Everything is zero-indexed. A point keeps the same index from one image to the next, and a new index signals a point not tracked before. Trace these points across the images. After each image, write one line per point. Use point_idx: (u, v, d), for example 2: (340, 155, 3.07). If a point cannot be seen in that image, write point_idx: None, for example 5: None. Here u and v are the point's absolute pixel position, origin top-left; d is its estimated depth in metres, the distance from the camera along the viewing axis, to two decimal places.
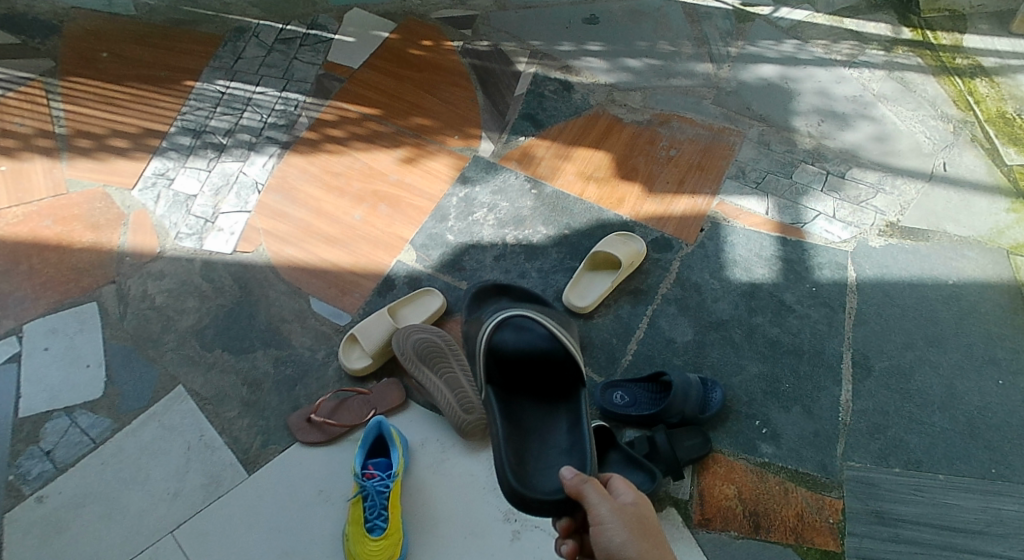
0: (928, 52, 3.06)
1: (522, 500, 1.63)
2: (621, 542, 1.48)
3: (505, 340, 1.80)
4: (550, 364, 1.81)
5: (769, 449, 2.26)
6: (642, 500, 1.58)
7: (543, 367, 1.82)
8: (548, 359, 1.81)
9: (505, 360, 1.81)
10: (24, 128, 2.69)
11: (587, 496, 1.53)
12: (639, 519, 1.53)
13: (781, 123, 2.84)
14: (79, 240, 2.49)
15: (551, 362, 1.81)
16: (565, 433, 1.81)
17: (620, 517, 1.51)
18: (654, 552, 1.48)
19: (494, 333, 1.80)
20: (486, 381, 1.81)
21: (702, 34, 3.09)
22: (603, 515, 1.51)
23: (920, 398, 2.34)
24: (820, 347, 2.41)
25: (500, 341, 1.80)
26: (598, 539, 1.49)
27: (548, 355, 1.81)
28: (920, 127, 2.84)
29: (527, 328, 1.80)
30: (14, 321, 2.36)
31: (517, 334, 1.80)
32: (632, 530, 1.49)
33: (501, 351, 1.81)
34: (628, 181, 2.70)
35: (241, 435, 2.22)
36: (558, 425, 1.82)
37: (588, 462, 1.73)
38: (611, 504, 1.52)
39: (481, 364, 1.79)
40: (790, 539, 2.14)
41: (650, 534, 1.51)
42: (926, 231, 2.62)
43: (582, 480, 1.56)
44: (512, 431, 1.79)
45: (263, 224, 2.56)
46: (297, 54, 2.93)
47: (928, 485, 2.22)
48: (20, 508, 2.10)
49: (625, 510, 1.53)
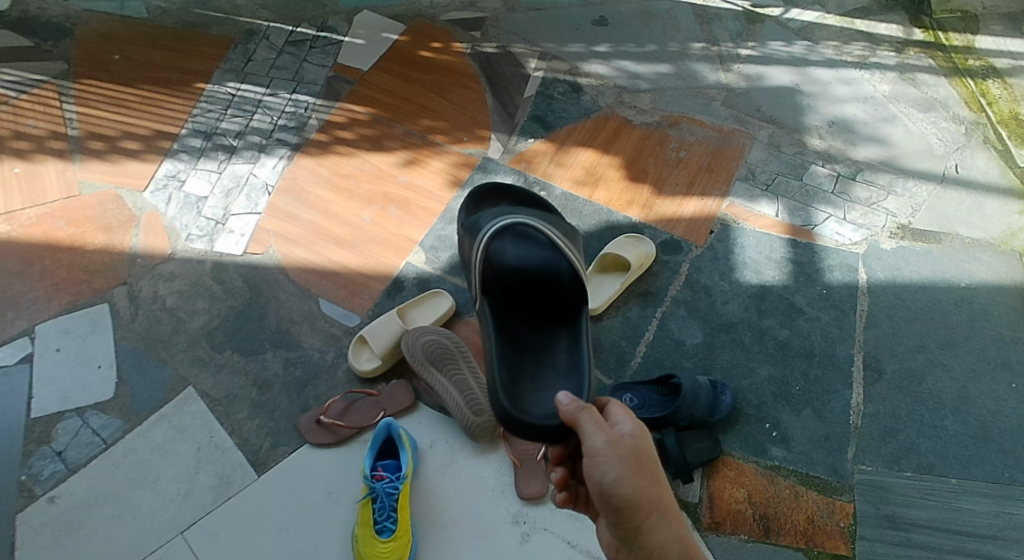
0: (940, 53, 3.04)
1: (513, 423, 1.57)
2: (616, 478, 1.46)
3: (504, 249, 1.71)
4: (549, 278, 1.71)
5: (779, 453, 2.25)
6: (639, 429, 1.55)
7: (543, 283, 1.72)
8: (548, 273, 1.71)
9: (503, 271, 1.72)
10: (37, 130, 2.71)
11: (584, 427, 1.49)
12: (635, 453, 1.50)
13: (791, 125, 2.83)
14: (91, 241, 2.51)
15: (551, 276, 1.71)
16: (564, 352, 1.72)
17: (616, 450, 1.48)
18: (649, 490, 1.48)
19: (493, 241, 1.70)
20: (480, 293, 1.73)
21: (712, 36, 3.09)
22: (597, 447, 1.48)
23: (932, 401, 2.33)
24: (831, 350, 2.40)
25: (498, 250, 1.71)
26: (593, 472, 1.48)
27: (548, 268, 1.70)
28: (931, 129, 2.83)
29: (528, 239, 1.69)
30: (27, 322, 2.38)
31: (516, 243, 1.70)
32: (628, 466, 1.47)
33: (499, 261, 1.71)
34: (637, 183, 2.70)
35: (251, 436, 2.23)
36: (555, 343, 1.73)
37: (584, 384, 1.64)
38: (607, 436, 1.48)
39: (477, 274, 1.71)
40: (801, 543, 2.13)
41: (645, 468, 1.50)
42: (938, 233, 2.60)
43: (580, 408, 1.51)
44: (507, 348, 1.71)
45: (273, 225, 2.57)
46: (307, 56, 2.94)
47: (940, 490, 2.21)
48: (33, 508, 2.11)
49: (621, 442, 1.50)
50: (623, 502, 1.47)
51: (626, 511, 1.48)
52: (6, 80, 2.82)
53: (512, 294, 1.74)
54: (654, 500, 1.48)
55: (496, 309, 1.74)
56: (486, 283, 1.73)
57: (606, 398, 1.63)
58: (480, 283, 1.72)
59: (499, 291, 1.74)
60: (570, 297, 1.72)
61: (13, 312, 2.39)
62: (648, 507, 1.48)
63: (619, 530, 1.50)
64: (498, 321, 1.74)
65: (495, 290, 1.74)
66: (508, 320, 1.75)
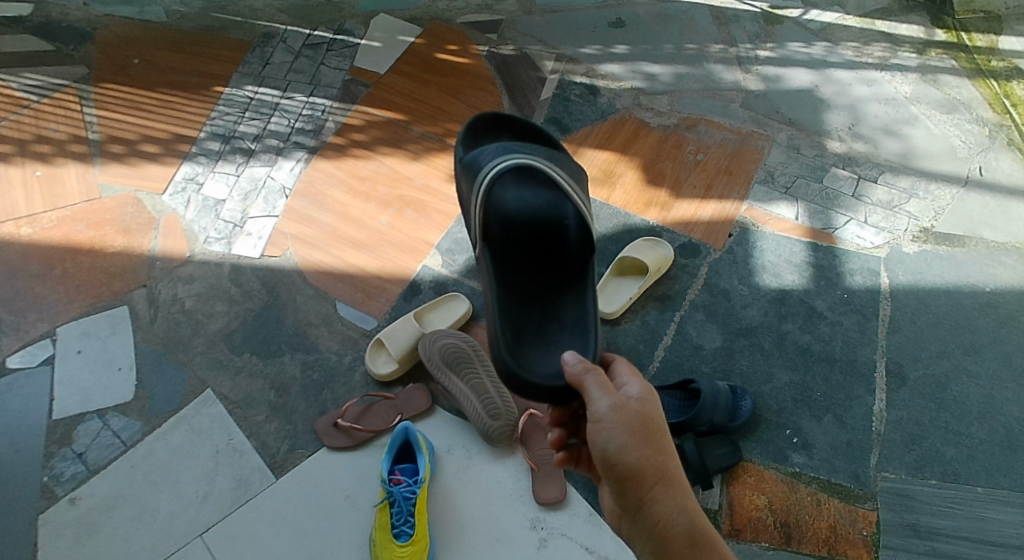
0: (962, 54, 3.00)
1: (517, 382, 1.60)
2: (620, 446, 1.46)
3: (506, 194, 1.71)
4: (554, 223, 1.71)
5: (800, 459, 2.21)
6: (647, 393, 1.53)
7: (546, 228, 1.72)
8: (553, 220, 1.71)
9: (507, 217, 1.71)
10: (58, 134, 2.74)
11: (588, 390, 1.49)
12: (641, 419, 1.48)
13: (811, 127, 2.80)
14: (112, 244, 2.53)
15: (554, 221, 1.71)
16: (570, 305, 1.72)
17: (621, 416, 1.47)
18: (653, 458, 1.46)
19: (495, 184, 1.70)
20: (482, 239, 1.72)
21: (731, 37, 3.07)
22: (601, 412, 1.47)
23: (957, 408, 2.28)
24: (852, 355, 2.36)
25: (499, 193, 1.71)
26: (596, 437, 1.47)
27: (553, 214, 1.71)
28: (954, 131, 2.79)
29: (531, 184, 1.70)
30: (48, 324, 2.39)
31: (519, 187, 1.70)
32: (632, 433, 1.46)
33: (500, 205, 1.71)
34: (655, 185, 2.68)
35: (269, 438, 2.23)
36: (560, 295, 1.74)
37: (591, 342, 1.65)
38: (612, 400, 1.47)
39: (478, 220, 1.70)
40: (823, 551, 2.10)
41: (651, 436, 1.48)
42: (962, 237, 2.55)
43: (585, 369, 1.51)
44: (511, 300, 1.73)
45: (291, 228, 2.58)
46: (324, 59, 2.96)
47: (965, 499, 2.17)
48: (54, 509, 2.12)
49: (627, 407, 1.48)
50: (627, 470, 1.45)
51: (629, 480, 1.46)
52: (28, 84, 2.85)
53: (514, 241, 1.74)
54: (658, 469, 1.46)
55: (496, 255, 1.75)
56: (488, 230, 1.72)
57: (613, 355, 1.63)
58: (482, 229, 1.71)
59: (501, 237, 1.73)
60: (574, 244, 1.72)
61: (34, 314, 2.41)
62: (651, 478, 1.45)
63: (621, 499, 1.48)
64: (501, 270, 1.75)
65: (497, 236, 1.73)
66: (511, 269, 1.75)
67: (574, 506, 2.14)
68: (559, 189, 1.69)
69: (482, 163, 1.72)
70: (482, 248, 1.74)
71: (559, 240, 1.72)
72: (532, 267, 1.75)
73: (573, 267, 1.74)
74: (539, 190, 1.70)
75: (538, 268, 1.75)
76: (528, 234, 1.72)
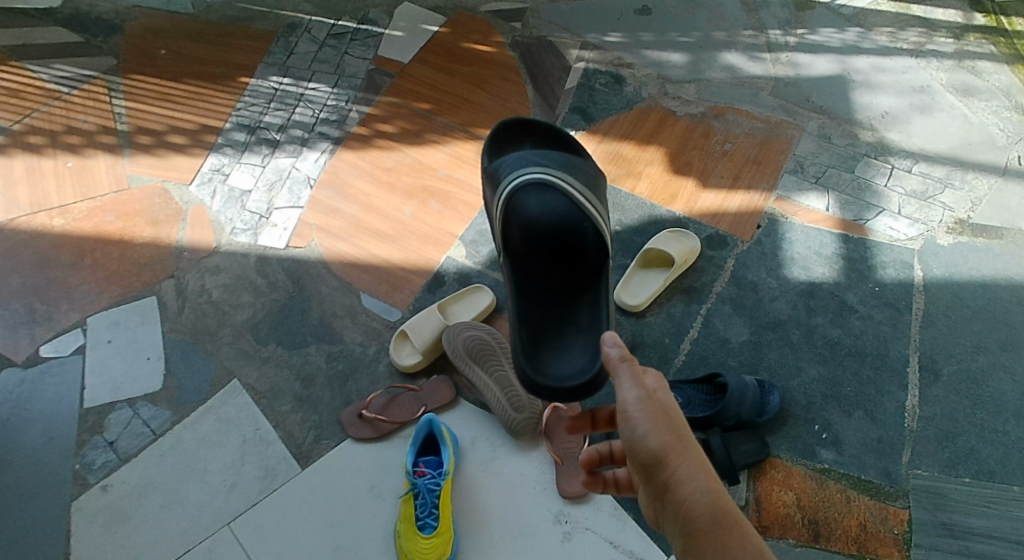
0: (1002, 39, 2.91)
1: (533, 387, 1.61)
2: (644, 432, 1.43)
3: (527, 202, 1.68)
4: (572, 229, 1.69)
5: (829, 455, 2.17)
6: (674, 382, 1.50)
7: (565, 234, 1.69)
8: (571, 226, 1.69)
9: (527, 226, 1.69)
10: (88, 125, 2.78)
11: (618, 380, 1.48)
12: (666, 408, 1.45)
13: (842, 115, 2.74)
14: (141, 235, 2.56)
15: (572, 227, 1.69)
16: (586, 307, 1.72)
17: (647, 405, 1.45)
18: (677, 444, 1.42)
19: (515, 192, 1.68)
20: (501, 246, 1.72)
21: (760, 24, 3.01)
22: (627, 401, 1.46)
23: (993, 404, 2.22)
24: (884, 350, 2.31)
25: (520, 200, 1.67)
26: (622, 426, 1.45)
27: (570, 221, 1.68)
28: (993, 119, 2.71)
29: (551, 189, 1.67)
30: (79, 314, 2.42)
31: (539, 193, 1.67)
32: (657, 420, 1.43)
33: (521, 212, 1.68)
34: (681, 175, 2.64)
35: (295, 429, 2.24)
36: (578, 298, 1.73)
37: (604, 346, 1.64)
38: (638, 391, 1.46)
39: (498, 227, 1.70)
40: (852, 549, 2.05)
41: (676, 423, 1.45)
42: (999, 229, 2.49)
43: (619, 358, 1.49)
44: (528, 304, 1.73)
45: (316, 219, 2.59)
46: (348, 49, 2.97)
47: (1001, 498, 2.11)
48: (86, 497, 2.14)
49: (653, 397, 1.46)
50: (649, 456, 1.42)
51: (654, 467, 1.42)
52: (58, 76, 2.89)
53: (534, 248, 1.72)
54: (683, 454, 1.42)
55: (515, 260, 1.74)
56: (508, 238, 1.71)
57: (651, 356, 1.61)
58: (502, 236, 1.70)
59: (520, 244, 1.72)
60: (591, 249, 1.70)
61: (66, 304, 2.44)
62: (677, 463, 1.41)
63: (649, 486, 1.44)
64: (521, 274, 1.75)
65: (516, 245, 1.72)
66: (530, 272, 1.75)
67: (599, 500, 2.13)
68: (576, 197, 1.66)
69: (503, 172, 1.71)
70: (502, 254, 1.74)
71: (576, 245, 1.70)
72: (550, 270, 1.73)
73: (591, 271, 1.73)
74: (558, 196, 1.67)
75: (556, 270, 1.73)
76: (547, 240, 1.70)
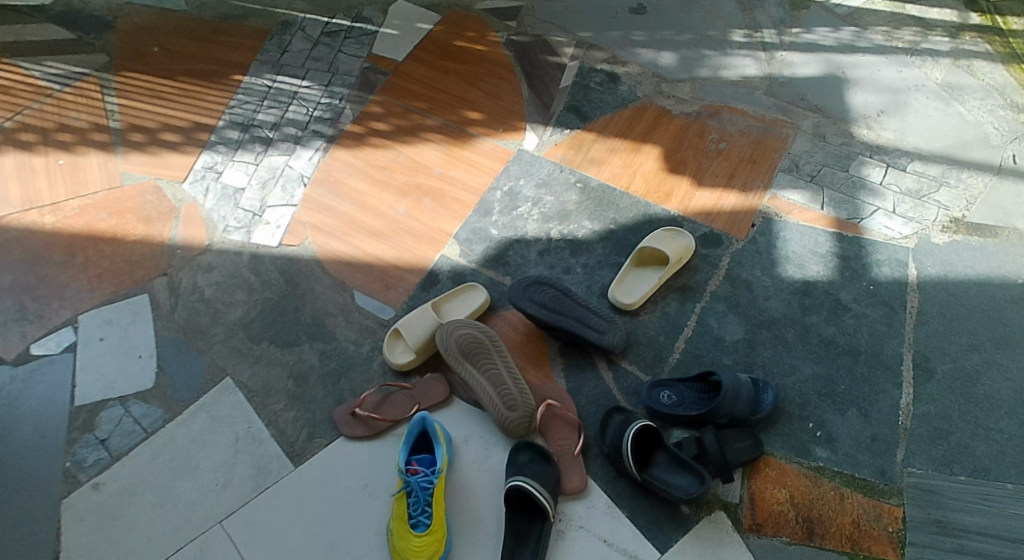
0: (997, 38, 2.91)
1: None
2: None
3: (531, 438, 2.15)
4: (535, 516, 2.04)
5: (824, 454, 2.16)
6: None
7: (530, 506, 2.05)
8: (539, 477, 2.06)
9: (514, 466, 2.10)
10: (79, 122, 2.77)
11: None
12: None
13: (837, 114, 2.74)
14: (133, 232, 2.55)
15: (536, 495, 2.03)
16: (534, 534, 2.02)
17: None
18: None
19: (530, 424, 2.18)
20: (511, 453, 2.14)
21: (755, 22, 3.01)
22: None
23: (987, 402, 2.22)
24: (878, 348, 2.30)
25: (513, 459, 2.12)
26: None
27: (540, 474, 2.07)
28: (988, 118, 2.71)
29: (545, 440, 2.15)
30: (71, 312, 2.41)
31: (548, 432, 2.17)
32: None
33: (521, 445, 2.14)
34: (676, 174, 2.64)
35: (287, 427, 2.23)
36: (534, 523, 2.04)
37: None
38: None
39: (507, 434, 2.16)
40: (846, 546, 2.04)
41: None
42: (994, 227, 2.49)
43: None
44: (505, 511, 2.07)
45: (309, 217, 2.58)
46: (342, 46, 2.97)
47: (997, 496, 2.10)
48: (77, 495, 2.13)
49: None
50: None
51: None
52: (50, 73, 2.89)
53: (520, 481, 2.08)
54: None
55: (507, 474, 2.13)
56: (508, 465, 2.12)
57: None
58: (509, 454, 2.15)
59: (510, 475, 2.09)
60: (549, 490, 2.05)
61: (57, 301, 2.43)
62: None
63: None
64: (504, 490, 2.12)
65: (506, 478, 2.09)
66: None
67: (594, 497, 2.12)
68: (551, 469, 2.09)
69: (521, 408, 2.16)
70: (494, 491, 2.13)
71: (537, 510, 2.04)
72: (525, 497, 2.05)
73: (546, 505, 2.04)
74: (542, 468, 2.09)
75: (528, 501, 2.05)
76: (529, 472, 2.07)
